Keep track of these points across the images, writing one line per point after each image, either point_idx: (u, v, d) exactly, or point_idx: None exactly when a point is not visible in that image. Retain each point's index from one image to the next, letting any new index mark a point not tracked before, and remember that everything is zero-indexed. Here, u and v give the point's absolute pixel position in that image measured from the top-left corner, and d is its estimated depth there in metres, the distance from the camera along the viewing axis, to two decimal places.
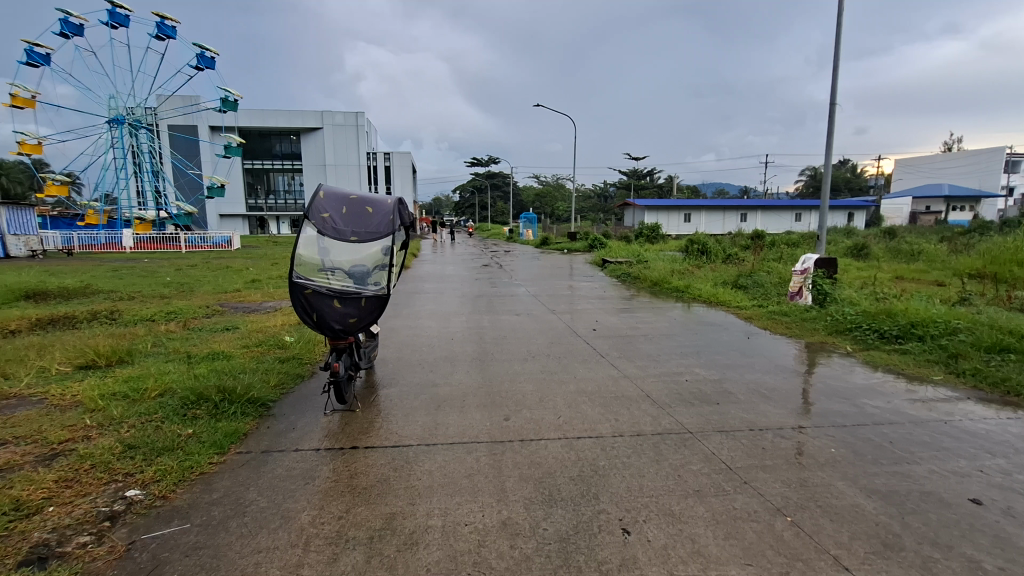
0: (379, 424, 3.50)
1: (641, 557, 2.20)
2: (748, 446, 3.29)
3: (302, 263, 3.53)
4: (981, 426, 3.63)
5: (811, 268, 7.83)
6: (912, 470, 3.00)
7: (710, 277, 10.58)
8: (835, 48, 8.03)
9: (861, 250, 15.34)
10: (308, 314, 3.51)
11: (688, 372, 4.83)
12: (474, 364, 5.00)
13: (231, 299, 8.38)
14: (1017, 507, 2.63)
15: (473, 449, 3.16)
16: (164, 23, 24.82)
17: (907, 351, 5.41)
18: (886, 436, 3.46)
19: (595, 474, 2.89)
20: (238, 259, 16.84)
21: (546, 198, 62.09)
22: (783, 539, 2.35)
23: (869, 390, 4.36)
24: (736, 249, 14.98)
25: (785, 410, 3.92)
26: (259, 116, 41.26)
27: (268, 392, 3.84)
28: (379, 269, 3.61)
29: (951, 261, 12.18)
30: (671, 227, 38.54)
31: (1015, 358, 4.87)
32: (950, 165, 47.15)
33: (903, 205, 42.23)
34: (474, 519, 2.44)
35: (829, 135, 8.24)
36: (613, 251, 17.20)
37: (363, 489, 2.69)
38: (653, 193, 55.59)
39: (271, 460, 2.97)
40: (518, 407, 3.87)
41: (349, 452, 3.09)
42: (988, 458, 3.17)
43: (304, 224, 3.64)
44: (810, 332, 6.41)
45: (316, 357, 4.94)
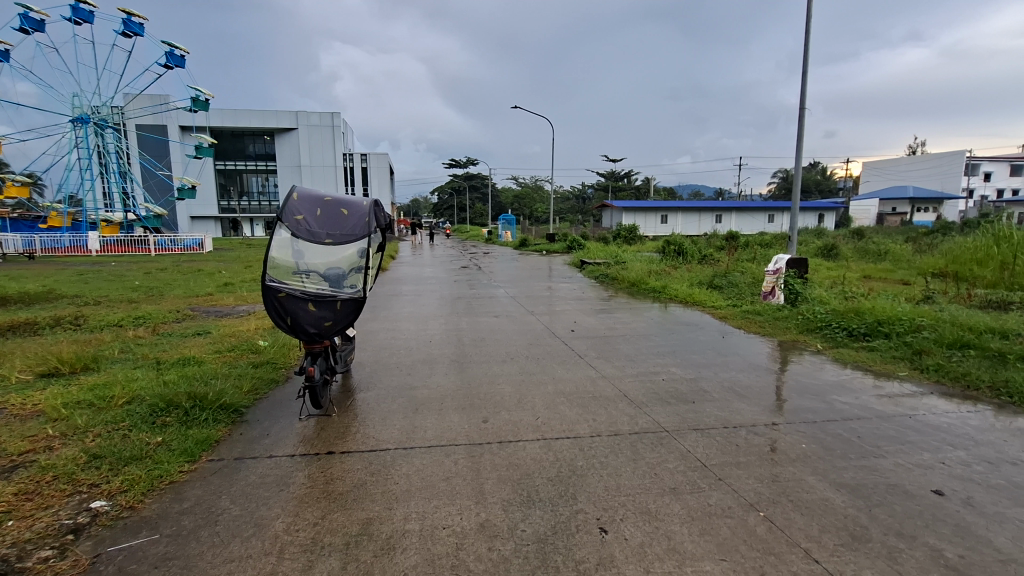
0: (356, 429, 3.46)
1: (618, 556, 2.22)
2: (722, 443, 3.35)
3: (275, 266, 3.46)
4: (943, 420, 3.77)
5: (783, 268, 8.00)
6: (879, 463, 3.09)
7: (686, 277, 10.74)
8: (805, 54, 8.23)
9: (830, 250, 15.76)
10: (282, 317, 3.45)
11: (664, 372, 4.90)
12: (453, 366, 4.98)
13: (202, 303, 8.19)
14: (977, 497, 2.73)
15: (451, 452, 3.15)
16: (131, 20, 24.15)
17: (874, 348, 5.58)
18: (854, 431, 3.56)
19: (573, 474, 2.91)
20: (210, 262, 16.46)
21: (524, 199, 62.25)
22: (756, 534, 2.41)
23: (839, 386, 4.49)
24: (711, 250, 15.24)
25: (759, 407, 4.00)
26: (232, 116, 40.42)
27: (241, 398, 3.77)
28: (354, 271, 3.57)
29: (916, 260, 12.61)
30: (649, 228, 39.02)
31: (975, 354, 5.07)
32: (914, 168, 48.83)
33: (870, 205, 43.56)
34: (452, 522, 2.44)
35: (799, 138, 8.44)
36: (591, 252, 17.31)
37: (339, 495, 2.66)
38: (631, 194, 56.26)
39: (243, 467, 2.91)
40: (497, 409, 3.87)
41: (324, 457, 3.05)
42: (950, 450, 3.29)
43: (277, 226, 3.58)
44: (783, 330, 6.56)
45: (291, 361, 4.86)
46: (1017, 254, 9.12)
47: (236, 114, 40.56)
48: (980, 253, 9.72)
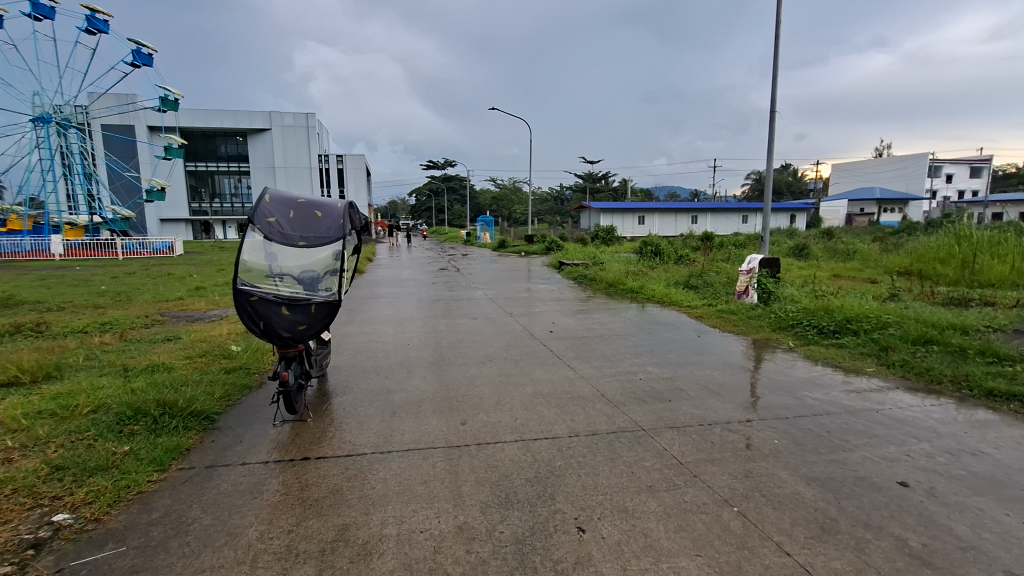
0: (332, 434, 3.41)
1: (596, 555, 2.24)
2: (697, 440, 3.41)
3: (247, 269, 3.39)
4: (908, 414, 3.90)
5: (756, 267, 8.17)
6: (847, 457, 3.18)
7: (663, 277, 10.89)
8: (775, 58, 8.44)
9: (801, 250, 16.17)
10: (255, 322, 3.37)
11: (641, 371, 4.95)
12: (431, 368, 4.96)
13: (173, 307, 7.98)
14: (939, 487, 2.83)
15: (429, 455, 3.13)
16: (95, 16, 23.40)
17: (843, 344, 5.73)
18: (824, 426, 3.66)
19: (552, 474, 2.92)
20: (180, 266, 16.04)
21: (503, 200, 62.30)
22: (730, 529, 2.45)
23: (810, 383, 4.60)
24: (686, 250, 15.48)
25: (733, 404, 4.08)
26: (203, 116, 39.52)
27: (212, 405, 3.69)
28: (329, 274, 3.53)
29: (883, 260, 13.02)
30: (626, 229, 39.46)
31: (938, 349, 5.25)
32: (880, 170, 50.45)
33: (839, 206, 44.85)
34: (430, 526, 2.42)
35: (770, 140, 8.63)
36: (570, 253, 17.40)
37: (314, 501, 2.62)
38: (608, 196, 56.86)
39: (215, 475, 2.84)
40: (476, 411, 3.86)
41: (299, 463, 3.00)
42: (915, 442, 3.40)
43: (248, 229, 3.50)
44: (756, 329, 6.71)
45: (265, 366, 4.78)
46: (976, 253, 9.50)
47: (208, 114, 39.68)
48: (942, 252, 10.09)
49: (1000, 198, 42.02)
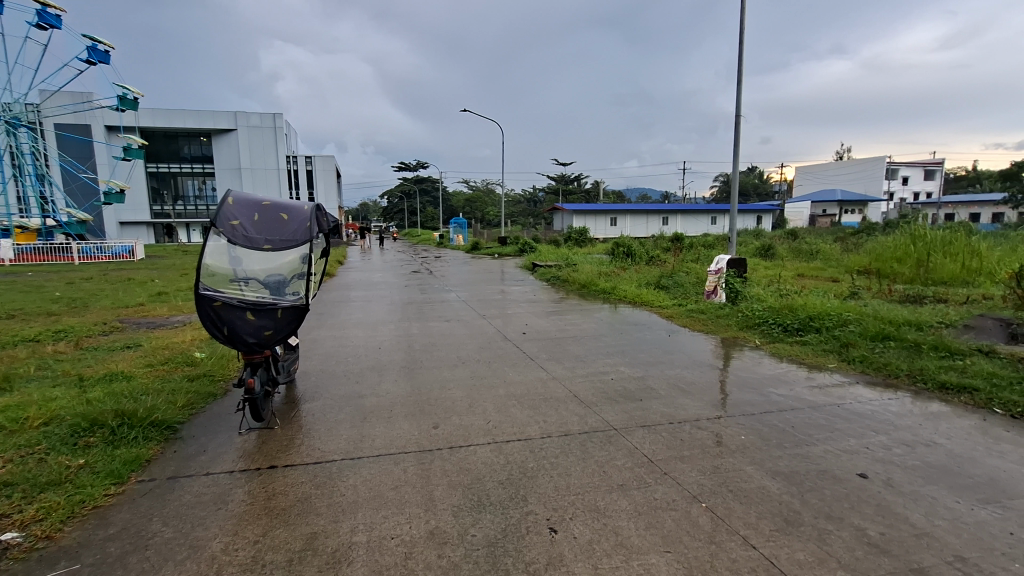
0: (300, 441, 3.34)
1: (567, 554, 2.25)
2: (667, 438, 3.46)
3: (210, 274, 3.30)
4: (867, 407, 4.05)
5: (724, 268, 8.36)
6: (811, 451, 3.28)
7: (635, 278, 11.07)
8: (739, 64, 8.65)
9: (767, 250, 16.64)
10: (218, 328, 3.28)
11: (613, 371, 5.01)
12: (402, 372, 4.91)
13: (133, 314, 7.69)
14: (896, 477, 2.95)
15: (400, 460, 3.10)
16: (47, 11, 22.42)
17: (806, 342, 5.92)
18: (789, 421, 3.77)
19: (524, 476, 2.93)
20: (142, 270, 15.48)
21: (476, 202, 62.24)
22: (698, 524, 2.50)
23: (775, 379, 4.74)
24: (658, 251, 15.69)
25: (702, 402, 4.17)
26: (164, 116, 38.26)
27: (174, 414, 3.57)
28: (296, 278, 3.48)
29: (844, 259, 13.51)
30: (599, 230, 39.98)
31: (895, 344, 5.47)
32: (840, 173, 52.33)
33: (803, 208, 46.37)
34: (401, 531, 2.40)
35: (736, 143, 8.85)
36: (543, 254, 17.48)
37: (282, 510, 2.56)
38: (581, 197, 57.49)
39: (177, 487, 2.75)
40: (448, 414, 3.84)
41: (266, 472, 2.94)
42: (873, 435, 3.53)
43: (211, 233, 3.40)
44: (724, 327, 6.87)
45: (230, 373, 4.65)
46: (930, 252, 9.95)
47: (170, 114, 38.49)
48: (898, 251, 10.52)
49: (952, 200, 44.11)
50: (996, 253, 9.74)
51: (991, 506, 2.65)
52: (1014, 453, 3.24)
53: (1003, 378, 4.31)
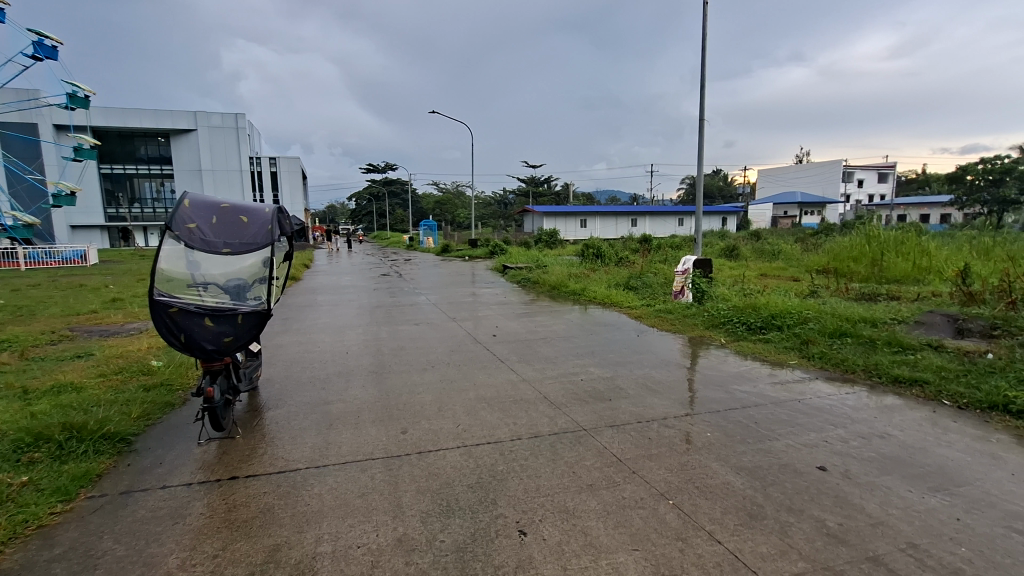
0: (262, 450, 3.25)
1: (536, 556, 2.25)
2: (635, 437, 3.51)
3: (166, 280, 3.18)
4: (826, 402, 4.19)
5: (690, 268, 8.53)
6: (773, 446, 3.37)
7: (604, 279, 11.20)
8: (703, 69, 8.86)
9: (732, 250, 17.13)
10: (174, 335, 3.16)
11: (583, 372, 5.05)
12: (371, 377, 4.83)
13: (85, 322, 7.34)
14: (853, 469, 3.05)
15: (368, 467, 3.04)
16: None
17: (769, 339, 6.08)
18: (752, 417, 3.87)
19: (493, 480, 2.91)
20: (95, 276, 14.80)
21: (447, 204, 61.97)
22: (666, 521, 2.53)
23: (740, 377, 4.86)
24: (627, 253, 15.89)
25: (669, 401, 4.23)
26: (119, 115, 36.78)
27: (128, 426, 3.43)
28: (258, 282, 3.38)
29: (804, 259, 13.99)
30: (569, 232, 40.34)
31: (852, 340, 5.68)
32: (800, 176, 54.21)
33: (765, 210, 47.82)
34: (368, 540, 2.35)
35: (700, 147, 9.05)
36: (514, 256, 17.51)
37: (243, 523, 2.47)
38: (551, 199, 57.93)
39: (131, 502, 2.63)
40: (417, 419, 3.79)
41: (226, 483, 2.84)
42: (832, 429, 3.65)
43: (166, 236, 3.27)
44: (690, 327, 7.01)
45: (190, 382, 4.49)
46: (883, 252, 10.41)
47: (125, 113, 36.99)
48: (854, 250, 10.96)
49: (902, 201, 46.31)
50: (944, 252, 10.24)
51: (940, 494, 2.78)
52: (960, 442, 3.41)
53: (951, 371, 4.53)
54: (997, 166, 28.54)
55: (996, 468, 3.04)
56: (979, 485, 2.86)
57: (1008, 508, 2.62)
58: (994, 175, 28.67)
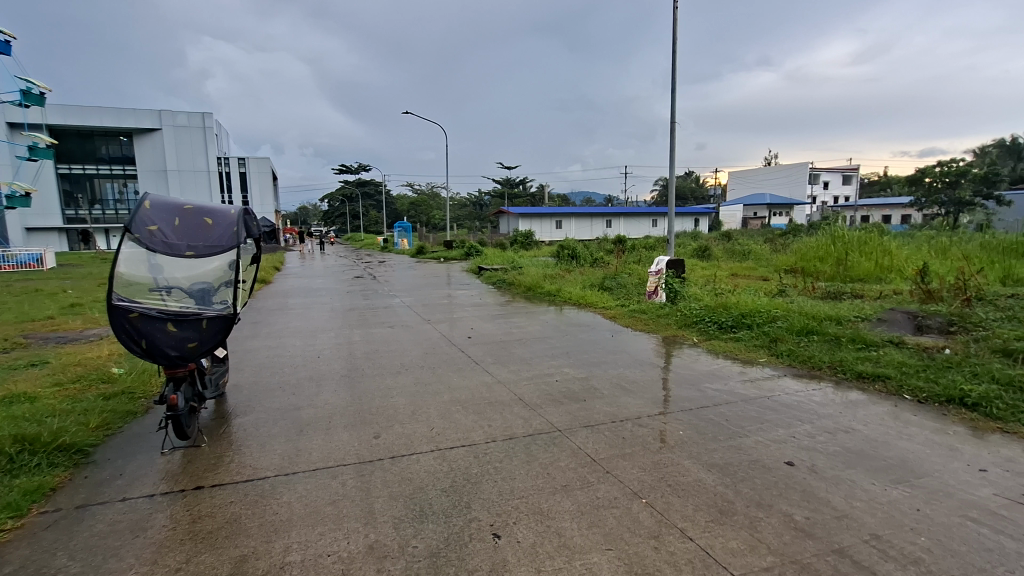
0: (229, 459, 3.16)
1: (511, 559, 2.24)
2: (610, 437, 3.53)
3: (125, 284, 3.06)
4: (794, 398, 4.30)
5: (663, 268, 8.64)
6: (743, 442, 3.43)
7: (579, 280, 11.28)
8: (674, 73, 8.99)
9: (704, 250, 17.47)
10: (135, 341, 3.04)
11: (558, 373, 5.06)
12: (343, 381, 4.74)
13: (40, 329, 7.02)
14: (819, 463, 3.13)
15: (339, 473, 2.98)
16: None
17: (740, 338, 6.21)
18: (724, 415, 3.93)
19: (467, 483, 2.89)
20: (51, 280, 14.21)
21: (422, 206, 61.50)
22: (639, 520, 2.55)
23: (712, 375, 4.94)
24: (601, 254, 16.02)
25: (643, 400, 4.28)
26: (79, 113, 35.42)
27: (86, 437, 3.29)
28: (224, 286, 3.29)
29: (772, 259, 14.35)
30: (545, 233, 40.51)
31: (818, 338, 5.84)
32: (769, 177, 55.57)
33: (736, 211, 48.84)
34: (338, 548, 2.30)
35: (672, 149, 9.19)
36: (490, 258, 17.47)
37: (208, 534, 2.40)
38: (527, 200, 58.14)
39: (88, 517, 2.52)
40: (391, 423, 3.75)
41: (191, 493, 2.75)
42: (799, 424, 3.75)
43: (125, 239, 3.17)
44: (664, 326, 7.11)
45: (153, 389, 4.33)
46: (848, 252, 10.75)
47: (84, 112, 35.60)
48: (821, 250, 11.28)
49: (865, 202, 47.95)
50: (904, 252, 10.62)
51: (901, 485, 2.87)
52: (920, 435, 3.53)
53: (911, 367, 4.69)
54: (954, 169, 29.79)
55: (954, 460, 3.16)
56: (937, 476, 2.97)
57: (964, 498, 2.73)
58: (951, 178, 29.89)
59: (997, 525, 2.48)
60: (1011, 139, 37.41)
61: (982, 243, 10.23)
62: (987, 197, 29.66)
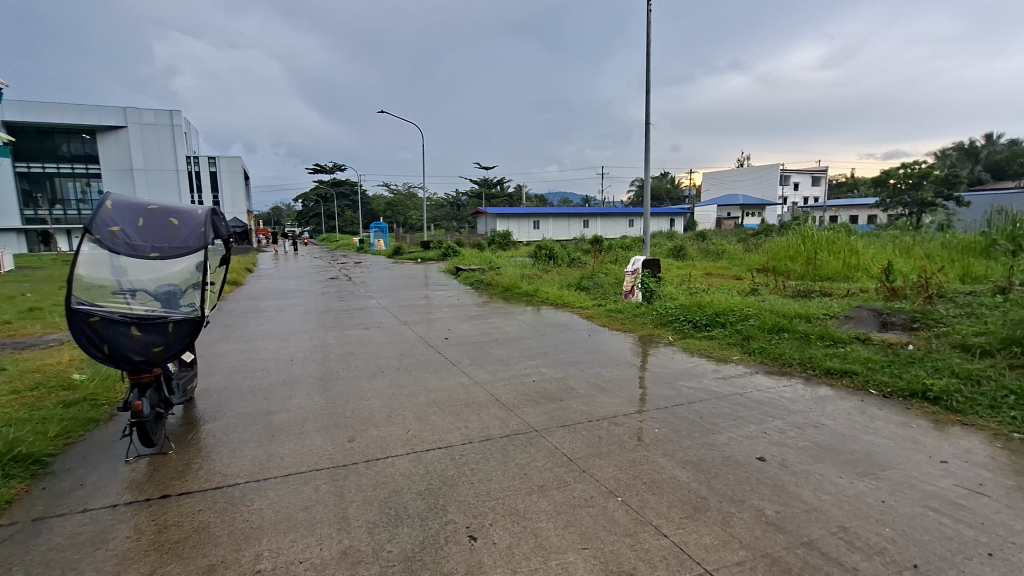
0: (198, 465, 3.07)
1: (486, 561, 2.23)
2: (586, 436, 3.55)
3: (85, 287, 2.93)
4: (765, 395, 4.39)
5: (639, 268, 8.73)
6: (716, 439, 3.49)
7: (556, 280, 11.32)
8: (648, 75, 9.11)
9: (679, 250, 17.74)
10: (96, 346, 2.92)
11: (535, 373, 5.07)
12: (317, 385, 4.66)
13: None
14: (789, 458, 3.20)
15: (312, 478, 2.93)
16: None
17: (714, 336, 6.31)
18: (698, 412, 3.99)
19: (443, 485, 2.86)
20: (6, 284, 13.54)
21: (399, 206, 60.91)
22: (615, 518, 2.57)
23: (686, 373, 5.02)
24: (578, 254, 16.11)
25: (619, 399, 4.31)
26: (38, 110, 34.04)
27: (45, 447, 3.16)
28: (191, 288, 3.25)
29: (746, 258, 14.64)
30: (522, 234, 40.55)
31: (788, 335, 5.97)
32: (741, 179, 56.70)
33: (710, 211, 49.69)
34: (311, 554, 2.26)
35: (647, 150, 9.29)
36: (468, 258, 17.41)
37: (175, 543, 2.33)
38: (504, 200, 58.20)
39: (46, 530, 2.42)
40: (365, 426, 3.70)
41: (157, 502, 2.67)
42: (771, 420, 3.83)
43: (85, 240, 3.03)
44: (640, 326, 7.18)
45: (117, 396, 4.19)
46: (817, 251, 11.04)
47: (43, 108, 34.18)
48: (791, 250, 11.55)
49: (834, 202, 49.31)
50: (870, 251, 10.94)
51: (867, 478, 2.95)
52: (885, 428, 3.65)
53: (877, 362, 4.83)
54: (916, 171, 30.81)
55: (917, 452, 3.27)
56: (901, 468, 3.06)
57: (926, 489, 2.82)
58: (913, 179, 30.90)
59: (956, 514, 2.57)
60: (969, 142, 38.91)
61: (943, 242, 10.59)
62: (947, 198, 30.79)
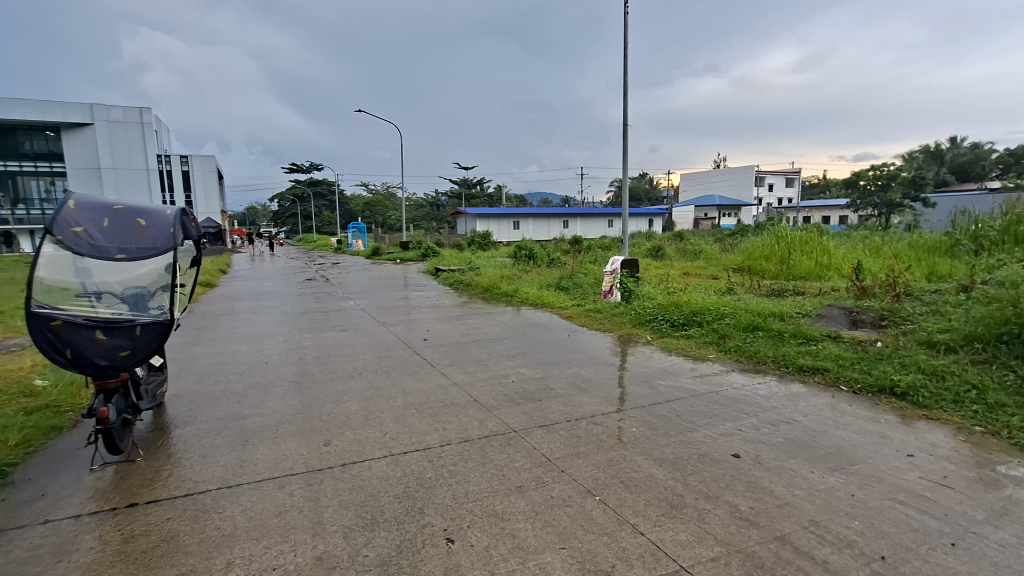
0: (167, 472, 2.99)
1: (464, 563, 2.22)
2: (565, 436, 3.56)
3: (47, 289, 2.84)
4: (740, 392, 4.46)
5: (618, 268, 8.81)
6: (693, 437, 3.54)
7: (535, 280, 11.36)
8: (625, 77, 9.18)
9: (657, 250, 17.96)
10: (58, 351, 2.83)
11: (515, 374, 5.07)
12: (292, 388, 4.59)
13: None
14: (763, 455, 3.26)
15: (286, 483, 2.88)
16: None
17: (690, 335, 6.40)
18: (675, 410, 4.04)
19: (421, 488, 2.84)
20: None
21: (378, 206, 60.34)
22: (592, 518, 2.58)
23: (664, 372, 5.08)
24: (558, 254, 16.18)
25: (598, 399, 4.34)
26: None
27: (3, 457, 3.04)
28: (160, 291, 3.16)
29: (722, 258, 14.88)
30: (502, 234, 40.54)
31: (762, 334, 6.09)
32: (718, 180, 57.66)
33: (687, 211, 50.43)
34: (284, 561, 2.22)
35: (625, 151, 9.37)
36: (448, 259, 17.35)
37: (142, 554, 2.26)
38: (484, 200, 58.11)
39: (3, 543, 2.33)
40: (342, 429, 3.65)
41: (124, 511, 2.59)
42: (745, 417, 3.89)
43: (46, 241, 2.93)
44: (619, 325, 7.24)
45: (82, 402, 4.06)
46: (791, 250, 11.28)
47: (4, 105, 32.94)
48: (766, 250, 11.79)
49: (807, 203, 50.50)
50: (841, 250, 11.23)
51: (838, 472, 3.03)
52: (855, 424, 3.74)
53: (847, 359, 4.96)
54: (885, 173, 31.75)
55: (885, 446, 3.36)
56: (869, 462, 3.14)
57: (893, 482, 2.90)
58: (882, 181, 31.84)
59: (922, 506, 2.65)
60: (935, 145, 40.28)
61: (911, 242, 10.92)
62: (914, 199, 31.82)
